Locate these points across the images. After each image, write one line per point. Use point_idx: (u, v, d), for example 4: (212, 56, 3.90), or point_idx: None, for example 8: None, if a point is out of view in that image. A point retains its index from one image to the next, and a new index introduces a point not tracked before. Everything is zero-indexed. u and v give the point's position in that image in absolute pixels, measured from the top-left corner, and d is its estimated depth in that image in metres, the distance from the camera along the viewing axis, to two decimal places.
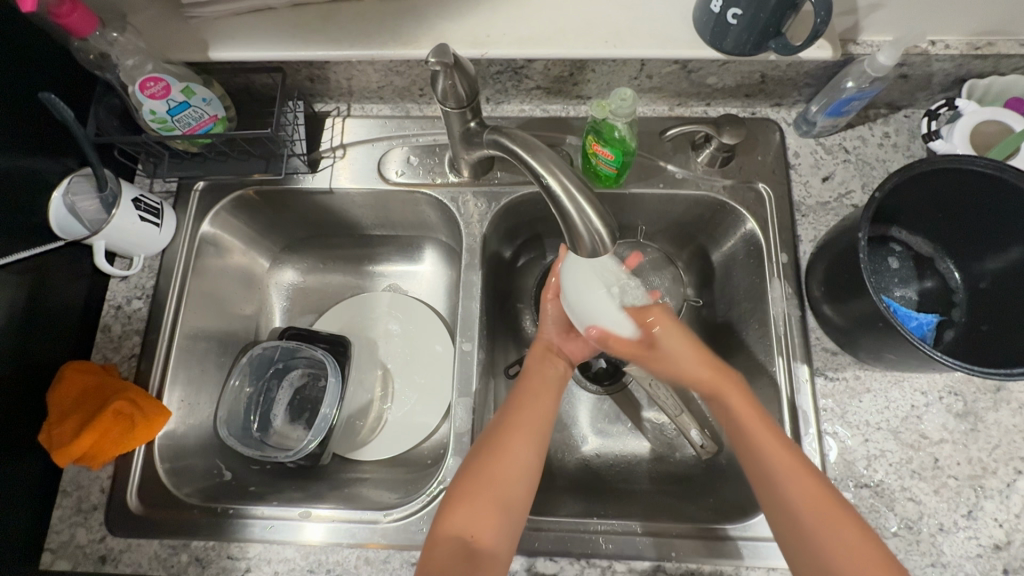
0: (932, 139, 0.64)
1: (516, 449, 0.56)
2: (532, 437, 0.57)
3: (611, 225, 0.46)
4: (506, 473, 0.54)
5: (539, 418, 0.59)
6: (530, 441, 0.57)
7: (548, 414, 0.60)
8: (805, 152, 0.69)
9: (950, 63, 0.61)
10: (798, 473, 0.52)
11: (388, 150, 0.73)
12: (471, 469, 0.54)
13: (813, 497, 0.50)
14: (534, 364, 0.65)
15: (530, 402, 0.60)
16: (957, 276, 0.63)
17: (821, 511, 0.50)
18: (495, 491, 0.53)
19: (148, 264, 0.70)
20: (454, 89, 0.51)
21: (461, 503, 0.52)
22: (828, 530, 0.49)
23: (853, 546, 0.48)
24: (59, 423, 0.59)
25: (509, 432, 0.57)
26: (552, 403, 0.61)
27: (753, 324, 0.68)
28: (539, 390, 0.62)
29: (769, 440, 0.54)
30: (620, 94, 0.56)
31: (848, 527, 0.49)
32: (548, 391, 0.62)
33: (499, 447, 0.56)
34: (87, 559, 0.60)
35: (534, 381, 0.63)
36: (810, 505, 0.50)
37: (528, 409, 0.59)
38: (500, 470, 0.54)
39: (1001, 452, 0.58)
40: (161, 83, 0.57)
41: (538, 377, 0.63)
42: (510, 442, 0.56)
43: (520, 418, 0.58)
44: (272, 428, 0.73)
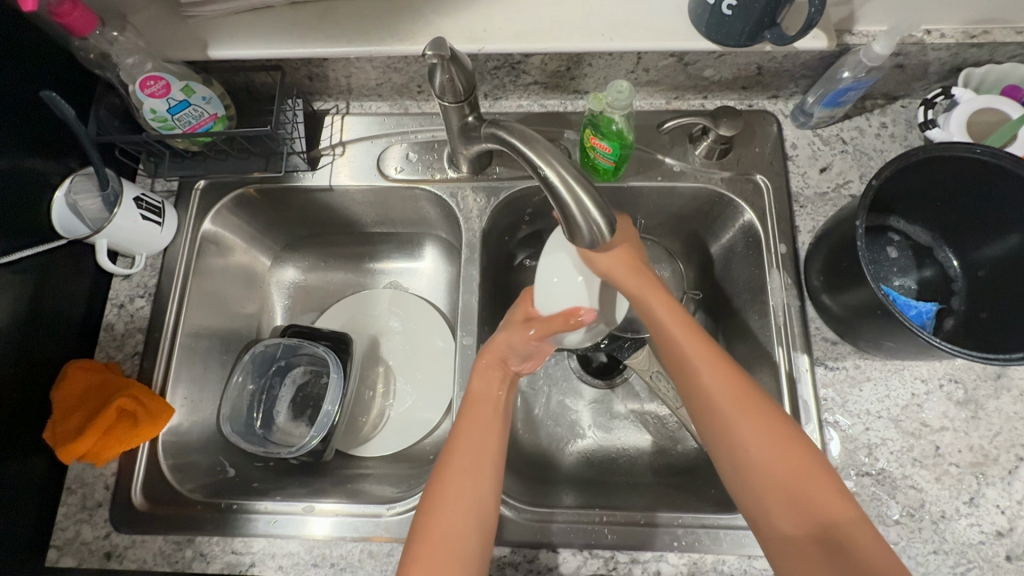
0: (930, 128, 0.65)
1: (460, 487, 0.50)
2: (479, 475, 0.51)
3: (608, 215, 0.47)
4: (456, 521, 0.48)
5: (485, 450, 0.53)
6: (480, 474, 0.51)
7: (495, 439, 0.54)
8: (802, 143, 0.69)
9: (946, 52, 0.61)
10: (735, 383, 0.48)
11: (387, 147, 0.73)
12: (418, 528, 0.49)
13: (753, 409, 0.47)
14: (478, 391, 0.58)
15: (474, 433, 0.54)
16: (955, 264, 0.63)
17: (763, 426, 0.47)
18: (448, 550, 0.47)
19: (150, 263, 0.70)
20: (451, 83, 0.52)
21: (413, 570, 0.46)
22: (758, 437, 0.47)
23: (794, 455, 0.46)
24: (62, 420, 0.59)
25: (454, 476, 0.51)
26: (497, 426, 0.55)
27: (753, 316, 0.68)
28: (484, 420, 0.55)
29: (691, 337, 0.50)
30: (617, 87, 0.56)
31: (791, 443, 0.46)
32: (489, 414, 0.56)
33: (443, 497, 0.50)
34: (93, 555, 0.60)
35: (475, 410, 0.56)
36: (750, 413, 0.47)
37: (472, 442, 0.53)
38: (451, 523, 0.48)
39: (1002, 439, 0.58)
40: (161, 82, 0.57)
41: (481, 408, 0.56)
42: (454, 488, 0.50)
43: (463, 458, 0.52)
44: (275, 425, 0.73)
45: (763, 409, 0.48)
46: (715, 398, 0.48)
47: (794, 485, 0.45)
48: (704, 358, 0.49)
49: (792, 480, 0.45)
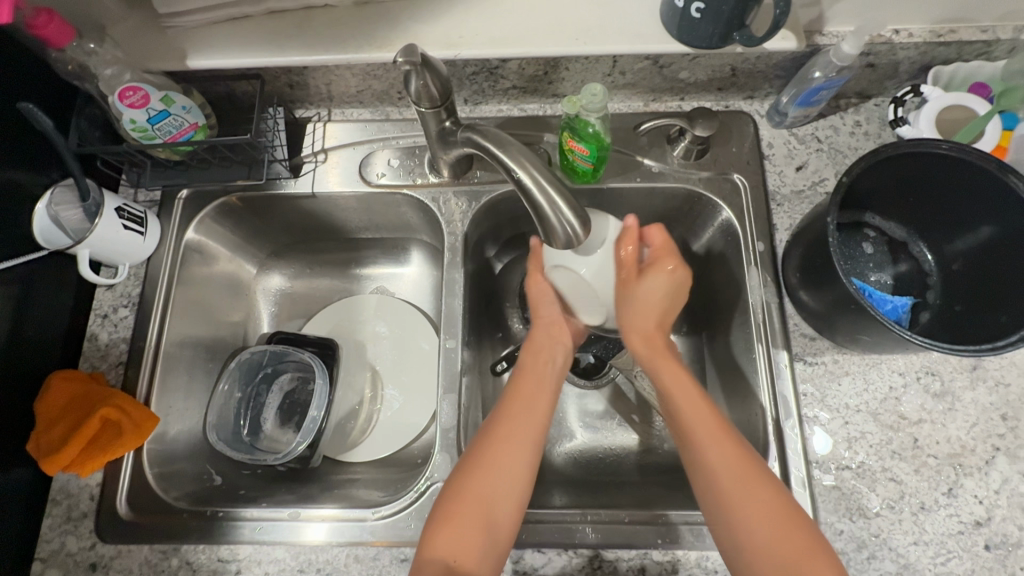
0: (899, 125, 0.66)
1: (500, 459, 0.55)
2: (520, 448, 0.56)
3: (581, 216, 0.47)
4: (490, 490, 0.53)
5: (529, 427, 0.58)
6: (520, 449, 0.56)
7: (540, 419, 0.59)
8: (778, 143, 0.70)
9: (914, 51, 0.63)
10: (732, 451, 0.53)
11: (370, 153, 0.74)
12: (458, 486, 0.54)
13: (744, 473, 0.51)
14: (528, 363, 0.63)
15: (522, 409, 0.59)
16: (930, 258, 0.64)
17: (749, 483, 0.51)
18: (480, 511, 0.52)
19: (133, 272, 0.70)
20: (426, 88, 0.52)
21: (447, 522, 0.52)
22: (751, 501, 0.50)
23: (780, 514, 0.49)
24: (47, 430, 0.60)
25: (498, 444, 0.56)
26: (543, 407, 0.60)
27: (733, 313, 0.69)
28: (530, 396, 0.60)
29: (693, 406, 0.55)
30: (591, 90, 0.57)
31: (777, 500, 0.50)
32: (539, 393, 0.61)
33: (484, 461, 0.55)
34: (79, 566, 0.60)
35: (524, 385, 0.61)
36: (747, 482, 0.51)
37: (519, 417, 0.58)
38: (486, 487, 0.53)
39: (979, 430, 0.59)
40: (140, 92, 0.58)
41: (528, 381, 0.61)
42: (496, 455, 0.55)
43: (510, 428, 0.57)
44: (262, 432, 0.73)
45: (756, 472, 0.52)
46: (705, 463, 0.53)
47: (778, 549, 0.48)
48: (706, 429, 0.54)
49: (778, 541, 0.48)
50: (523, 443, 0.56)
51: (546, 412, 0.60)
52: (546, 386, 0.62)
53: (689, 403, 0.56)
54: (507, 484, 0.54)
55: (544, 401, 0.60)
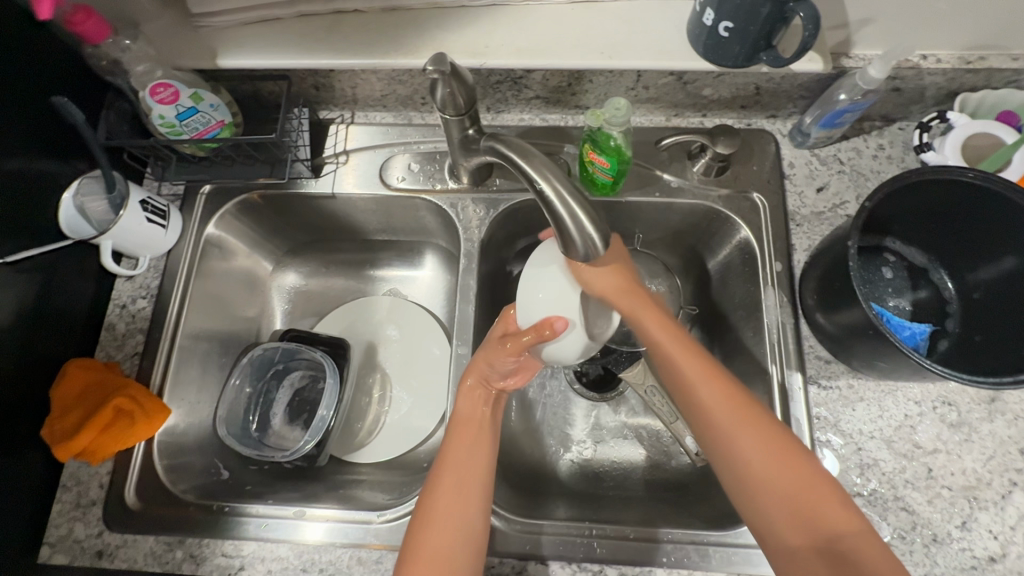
0: (924, 150, 0.66)
1: (447, 510, 0.50)
2: (467, 492, 0.52)
3: (603, 230, 0.47)
4: (447, 544, 0.49)
5: (476, 461, 0.54)
6: (467, 499, 0.51)
7: (484, 462, 0.54)
8: (800, 163, 0.70)
9: (942, 76, 0.62)
10: (749, 423, 0.48)
11: (390, 156, 0.74)
12: (410, 547, 0.49)
13: (756, 437, 0.47)
14: (463, 415, 0.58)
15: (463, 457, 0.54)
16: (950, 286, 0.63)
17: (765, 443, 0.47)
18: (438, 564, 0.47)
19: (154, 264, 0.71)
20: (452, 96, 0.53)
21: None
22: (746, 435, 0.48)
23: (793, 466, 0.46)
24: (61, 417, 0.60)
25: (438, 496, 0.51)
26: (487, 449, 0.55)
27: (747, 332, 0.68)
28: (471, 441, 0.55)
29: (705, 376, 0.51)
30: (615, 104, 0.57)
31: (782, 449, 0.47)
32: (480, 429, 0.57)
33: (433, 513, 0.50)
34: (85, 554, 0.60)
35: (464, 428, 0.57)
36: (769, 449, 0.47)
37: (463, 457, 0.54)
38: (439, 542, 0.49)
39: (996, 463, 0.58)
40: (171, 89, 0.59)
41: (467, 428, 0.57)
42: (444, 501, 0.51)
43: (455, 475, 0.52)
44: (270, 428, 0.74)
45: (751, 408, 0.49)
46: (715, 432, 0.49)
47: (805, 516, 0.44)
48: (703, 381, 0.50)
49: (800, 504, 0.45)
50: (471, 484, 0.52)
51: (489, 452, 0.55)
52: (485, 425, 0.57)
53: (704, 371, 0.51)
54: (463, 533, 0.49)
55: (485, 441, 0.56)
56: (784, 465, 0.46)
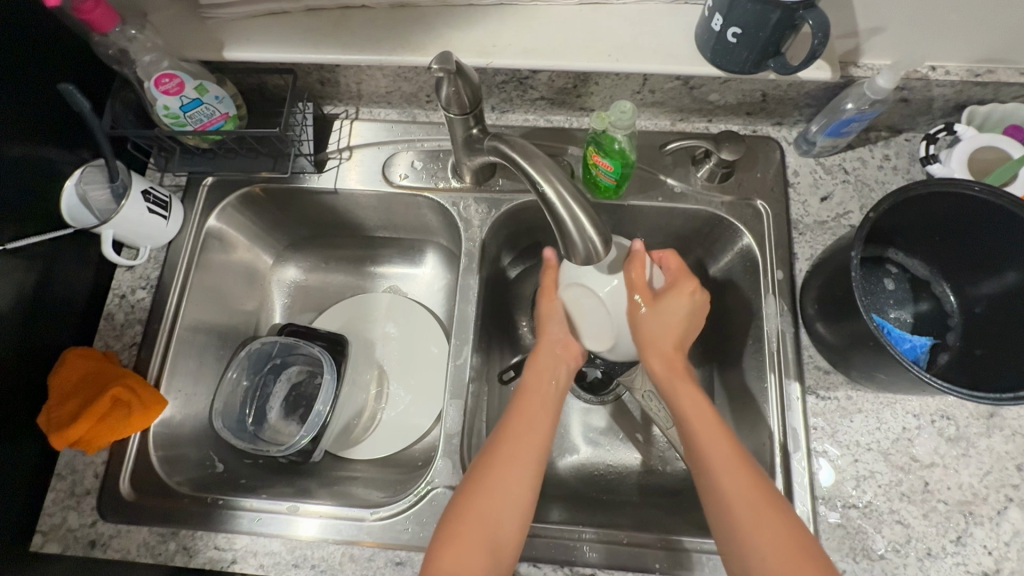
0: (931, 162, 0.65)
1: (501, 479, 0.54)
2: (522, 467, 0.56)
3: (604, 233, 0.47)
4: (495, 512, 0.53)
5: (534, 446, 0.57)
6: (518, 474, 0.55)
7: (543, 441, 0.58)
8: (804, 171, 0.70)
9: (951, 88, 0.62)
10: (763, 516, 0.50)
11: (393, 153, 0.74)
12: (458, 507, 0.53)
13: (768, 531, 0.49)
14: (528, 384, 0.63)
15: (523, 433, 0.58)
16: (952, 299, 0.63)
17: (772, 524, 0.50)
18: (482, 532, 0.51)
19: (154, 255, 0.71)
20: (457, 95, 0.53)
21: (449, 544, 0.51)
22: (757, 527, 0.49)
23: (787, 540, 0.48)
24: (58, 406, 0.60)
25: (494, 466, 0.55)
26: (546, 427, 0.59)
27: (747, 339, 0.68)
28: (531, 415, 0.60)
29: (728, 467, 0.53)
30: (620, 107, 0.57)
31: (782, 529, 0.49)
32: (543, 409, 0.61)
33: (486, 480, 0.54)
34: (78, 543, 0.60)
35: (526, 402, 0.61)
36: (776, 543, 0.48)
37: (518, 437, 0.58)
38: (490, 509, 0.52)
39: (993, 479, 0.58)
40: (176, 79, 0.59)
41: (529, 402, 0.61)
42: (496, 475, 0.54)
43: (512, 448, 0.56)
44: (266, 422, 0.74)
45: (770, 500, 0.51)
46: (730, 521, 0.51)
47: None
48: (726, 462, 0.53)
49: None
50: (524, 460, 0.56)
51: (549, 432, 0.59)
52: (547, 400, 0.62)
53: (732, 464, 0.53)
54: (512, 504, 0.53)
55: (546, 417, 0.60)
56: (790, 559, 0.47)
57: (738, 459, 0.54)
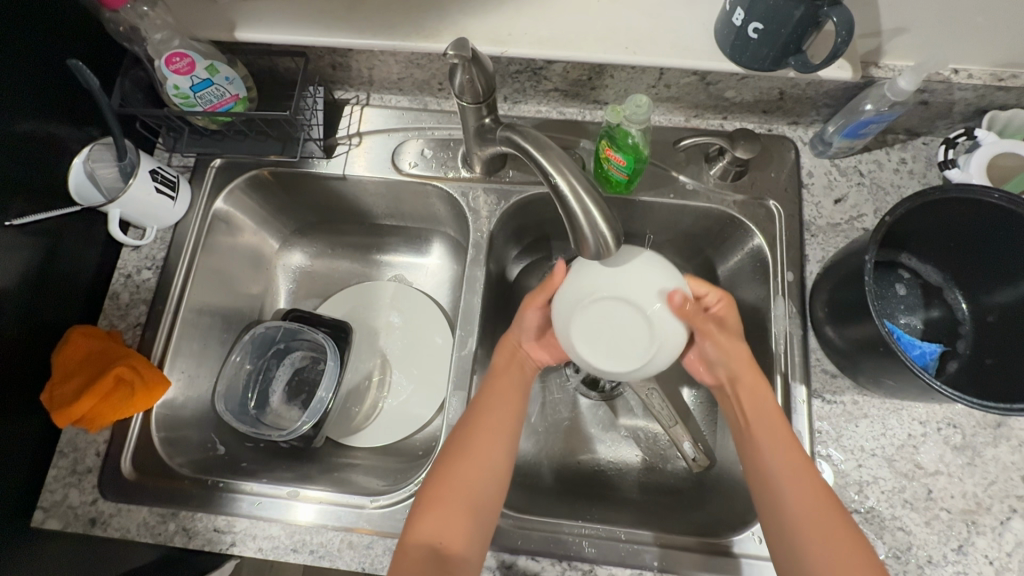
0: (948, 167, 0.64)
1: (479, 449, 0.56)
2: (497, 437, 0.57)
3: (616, 228, 0.46)
4: (473, 477, 0.55)
5: (507, 421, 0.59)
6: (496, 443, 0.57)
7: (515, 414, 0.60)
8: (819, 172, 0.69)
9: (972, 93, 0.61)
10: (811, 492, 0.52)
11: (403, 141, 0.73)
12: (438, 474, 0.55)
13: (817, 506, 0.51)
14: (499, 367, 0.64)
15: (497, 405, 0.60)
16: (964, 307, 0.62)
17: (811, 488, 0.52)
18: (461, 498, 0.53)
19: (161, 235, 0.71)
20: (471, 83, 0.52)
21: (430, 509, 0.53)
22: (805, 499, 0.51)
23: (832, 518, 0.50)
24: (62, 382, 0.61)
25: (473, 434, 0.57)
26: (519, 400, 0.62)
27: (754, 341, 0.67)
28: (504, 390, 0.61)
29: (782, 450, 0.54)
30: (636, 101, 0.56)
31: (828, 504, 0.51)
32: (514, 390, 0.62)
33: (466, 449, 0.56)
34: (78, 520, 0.60)
35: (500, 383, 0.62)
36: (822, 513, 0.51)
37: (494, 410, 0.59)
38: (468, 474, 0.55)
39: (997, 489, 0.57)
40: (186, 59, 0.58)
41: (502, 379, 0.63)
42: (472, 444, 0.56)
43: (489, 419, 0.58)
44: (268, 407, 0.74)
45: (817, 481, 0.53)
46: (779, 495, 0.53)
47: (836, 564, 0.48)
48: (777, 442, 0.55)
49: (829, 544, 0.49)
50: (501, 430, 0.58)
51: (520, 406, 0.61)
52: (517, 381, 0.63)
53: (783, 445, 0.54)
54: (489, 470, 0.55)
55: (517, 395, 0.62)
56: (827, 521, 0.50)
57: (787, 437, 0.55)
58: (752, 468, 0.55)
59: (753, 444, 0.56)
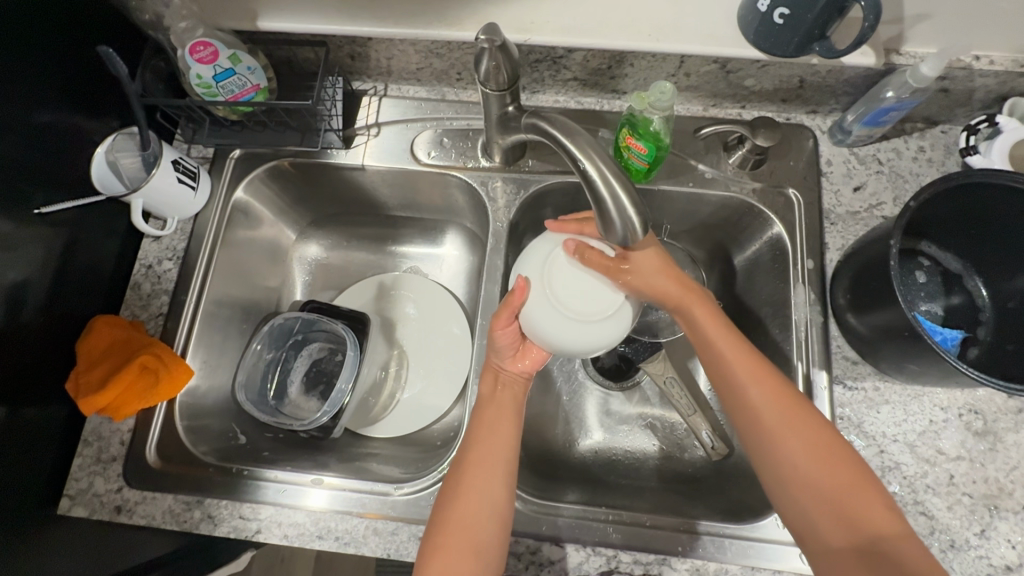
0: (970, 154, 0.65)
1: (474, 487, 0.53)
2: (493, 472, 0.54)
3: (644, 216, 0.47)
4: (473, 517, 0.52)
5: (503, 453, 0.55)
6: (492, 479, 0.53)
7: (511, 442, 0.56)
8: (838, 161, 0.69)
9: (994, 79, 0.61)
10: (798, 423, 0.49)
11: (421, 132, 0.74)
12: (439, 519, 0.52)
13: (807, 438, 0.49)
14: (486, 398, 0.59)
15: (490, 438, 0.56)
16: (984, 293, 0.62)
17: (809, 440, 0.49)
18: (464, 540, 0.50)
19: (181, 226, 0.71)
20: (496, 70, 0.52)
21: (433, 558, 0.50)
22: (790, 429, 0.49)
23: (825, 449, 0.48)
24: (87, 371, 0.61)
25: (467, 473, 0.54)
26: (513, 427, 0.57)
27: (773, 330, 0.68)
28: (496, 419, 0.57)
29: (755, 377, 0.52)
30: (660, 88, 0.56)
31: (816, 432, 0.49)
32: (505, 417, 0.57)
33: (462, 490, 0.53)
34: (104, 508, 0.61)
35: (489, 411, 0.58)
36: (817, 445, 0.48)
37: (485, 443, 0.55)
38: (469, 516, 0.52)
39: (1019, 474, 0.58)
40: (210, 48, 0.59)
41: (491, 408, 0.58)
42: (468, 482, 0.53)
43: (481, 454, 0.55)
44: (287, 397, 0.74)
45: (800, 407, 0.50)
46: (763, 429, 0.50)
47: (837, 498, 0.46)
48: (754, 377, 0.52)
49: (839, 497, 0.46)
50: (495, 463, 0.54)
51: (515, 432, 0.57)
52: (510, 407, 0.59)
53: (752, 371, 0.52)
54: (487, 509, 0.52)
55: (510, 421, 0.57)
56: (823, 454, 0.48)
57: (754, 363, 0.53)
58: (731, 401, 0.53)
59: (726, 375, 0.53)
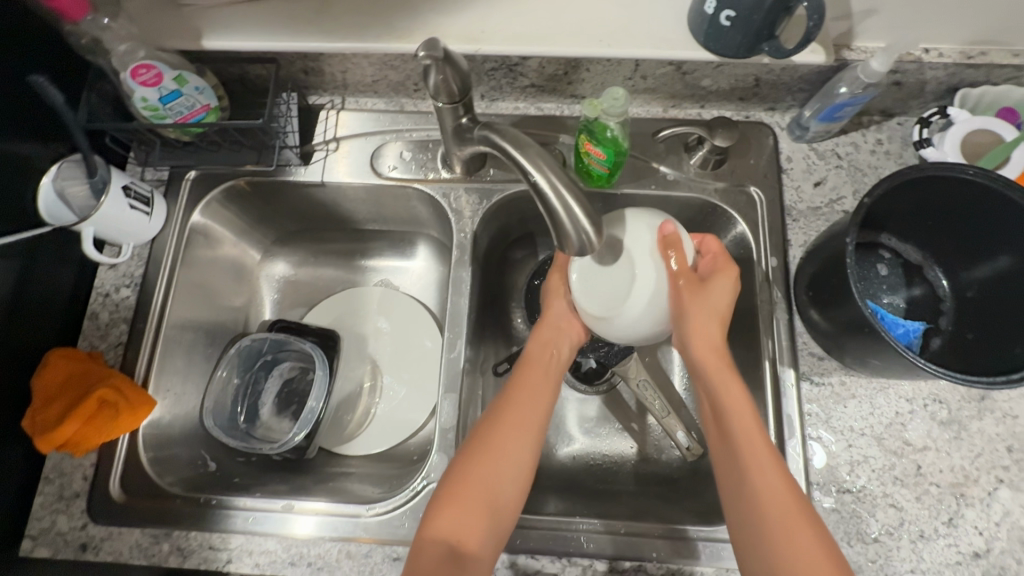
0: (923, 147, 0.65)
1: (505, 444, 0.55)
2: (522, 433, 0.56)
3: (597, 221, 0.46)
4: (494, 475, 0.53)
5: (536, 415, 0.58)
6: (523, 438, 0.56)
7: (545, 407, 0.59)
8: (798, 157, 0.69)
9: (943, 71, 0.62)
10: (771, 487, 0.50)
11: (382, 144, 0.72)
12: (457, 474, 0.54)
13: (778, 502, 0.49)
14: (532, 357, 0.63)
15: (528, 399, 0.58)
16: (945, 284, 0.63)
17: (779, 506, 0.49)
18: (482, 499, 0.52)
19: (138, 252, 0.69)
20: (445, 83, 0.51)
21: (449, 507, 0.52)
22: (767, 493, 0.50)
23: (792, 516, 0.48)
24: (44, 407, 0.59)
25: (498, 431, 0.56)
26: (548, 398, 0.60)
27: (741, 329, 0.68)
28: (535, 384, 0.60)
29: (746, 435, 0.53)
30: (612, 94, 0.55)
31: (788, 498, 0.49)
32: (544, 382, 0.61)
33: (490, 444, 0.55)
34: (68, 546, 0.59)
35: (532, 372, 0.61)
36: (785, 512, 0.48)
37: (520, 407, 0.58)
38: (492, 472, 0.53)
39: (983, 460, 0.59)
40: (152, 71, 0.57)
41: (533, 372, 0.61)
42: (498, 443, 0.55)
43: (515, 415, 0.57)
44: (258, 420, 0.73)
45: (778, 471, 0.51)
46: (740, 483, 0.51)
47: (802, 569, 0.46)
48: (746, 435, 0.53)
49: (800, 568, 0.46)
50: (525, 424, 0.57)
51: (549, 402, 0.59)
52: (548, 372, 0.62)
53: (750, 433, 0.53)
54: (511, 467, 0.54)
55: (548, 389, 0.60)
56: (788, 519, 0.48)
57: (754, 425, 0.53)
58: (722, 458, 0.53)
59: (728, 434, 0.54)
